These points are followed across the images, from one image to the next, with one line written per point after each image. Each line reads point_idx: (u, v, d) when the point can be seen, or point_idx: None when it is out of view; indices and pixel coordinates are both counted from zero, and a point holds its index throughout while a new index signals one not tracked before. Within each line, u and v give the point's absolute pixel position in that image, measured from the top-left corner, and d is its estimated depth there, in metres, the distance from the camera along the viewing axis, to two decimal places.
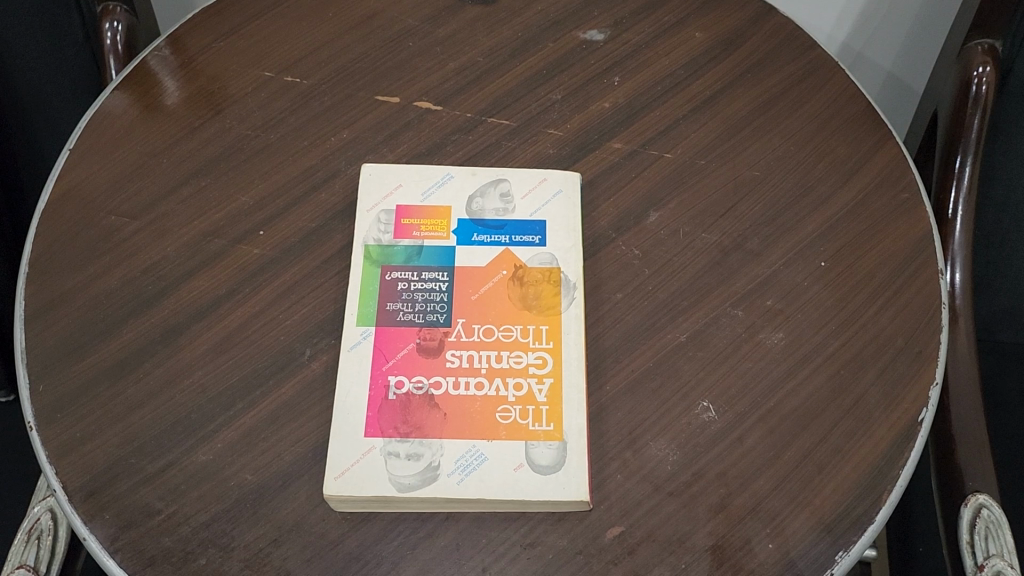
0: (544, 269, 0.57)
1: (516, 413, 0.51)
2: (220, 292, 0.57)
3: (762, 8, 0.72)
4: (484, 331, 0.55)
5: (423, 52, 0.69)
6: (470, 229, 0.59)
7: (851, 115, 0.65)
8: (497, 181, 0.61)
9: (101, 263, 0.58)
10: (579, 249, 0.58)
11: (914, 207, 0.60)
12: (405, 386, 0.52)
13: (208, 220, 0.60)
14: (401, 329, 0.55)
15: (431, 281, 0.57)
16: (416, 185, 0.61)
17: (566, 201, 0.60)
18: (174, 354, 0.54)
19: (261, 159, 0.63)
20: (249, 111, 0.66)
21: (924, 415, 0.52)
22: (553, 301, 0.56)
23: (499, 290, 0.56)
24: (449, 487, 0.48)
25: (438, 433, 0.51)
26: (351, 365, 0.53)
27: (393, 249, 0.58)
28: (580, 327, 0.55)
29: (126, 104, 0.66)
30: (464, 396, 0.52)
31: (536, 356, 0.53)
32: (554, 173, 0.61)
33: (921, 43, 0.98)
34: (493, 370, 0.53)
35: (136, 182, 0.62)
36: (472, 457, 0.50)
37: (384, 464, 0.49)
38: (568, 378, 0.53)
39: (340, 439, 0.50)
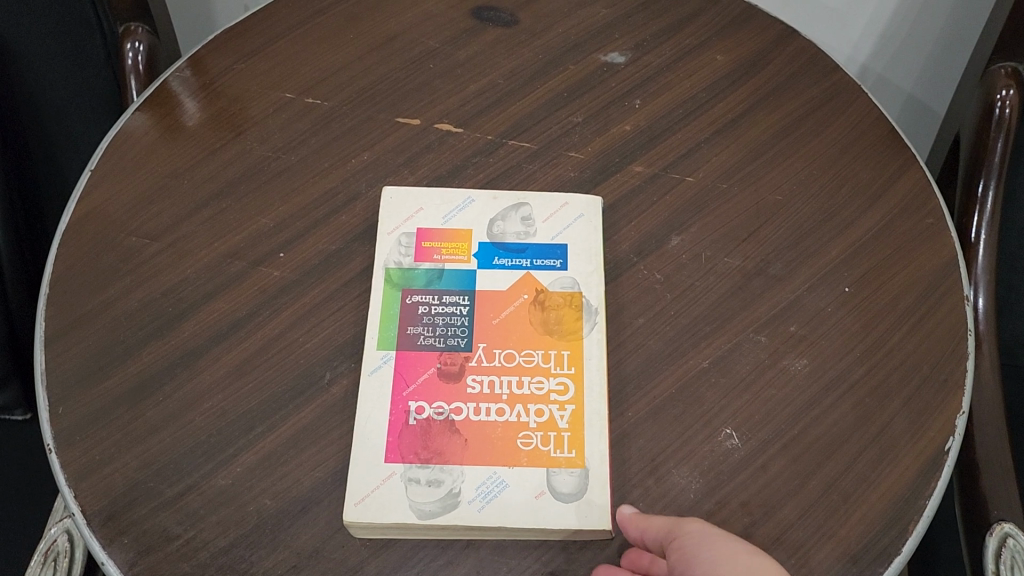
0: (565, 293, 0.57)
1: (537, 439, 0.51)
2: (240, 314, 0.57)
3: (784, 30, 0.71)
4: (505, 356, 0.54)
5: (444, 74, 0.69)
6: (491, 253, 0.58)
7: (874, 140, 0.65)
8: (518, 205, 0.61)
9: (121, 284, 0.58)
10: (600, 273, 0.57)
11: (939, 233, 0.60)
12: (426, 412, 0.52)
13: (228, 242, 0.60)
14: (421, 353, 0.54)
15: (452, 305, 0.56)
16: (437, 208, 0.61)
17: (587, 225, 0.59)
18: (193, 378, 0.54)
19: (282, 181, 0.63)
20: (269, 132, 0.66)
21: (951, 444, 0.51)
22: (575, 326, 0.55)
23: (520, 315, 0.56)
24: (470, 515, 0.48)
25: (459, 460, 0.50)
26: (371, 390, 0.53)
27: (414, 273, 0.58)
28: (601, 352, 0.54)
29: (147, 125, 0.67)
30: (485, 422, 0.52)
31: (558, 382, 0.53)
32: (576, 197, 0.61)
33: (944, 65, 0.97)
34: (514, 396, 0.53)
35: (156, 203, 0.62)
36: (493, 484, 0.49)
37: (404, 491, 0.49)
38: (590, 406, 0.52)
39: (360, 465, 0.50)
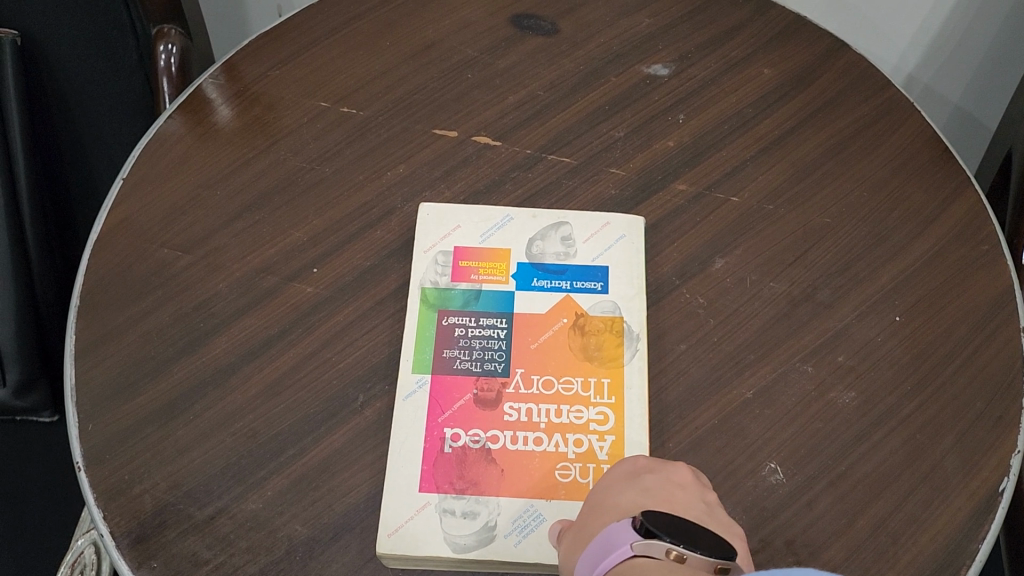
0: (606, 317, 0.55)
1: (576, 471, 0.50)
2: (272, 331, 0.55)
3: (833, 43, 0.69)
4: (544, 382, 0.53)
5: (482, 84, 0.67)
6: (530, 274, 0.57)
7: (926, 161, 0.62)
8: (558, 224, 0.59)
9: (153, 298, 0.57)
10: (642, 298, 0.56)
11: (993, 261, 0.57)
12: (461, 440, 0.51)
13: (261, 256, 0.59)
14: (457, 377, 0.53)
15: (489, 328, 0.55)
16: (474, 226, 0.59)
17: (629, 247, 0.58)
18: (224, 397, 0.53)
19: (316, 193, 0.62)
20: (304, 142, 0.64)
21: (1005, 485, 0.49)
22: (615, 352, 0.54)
23: (559, 339, 0.54)
24: (506, 550, 0.47)
25: (495, 491, 0.49)
26: (406, 415, 0.52)
27: (450, 293, 0.56)
28: (643, 380, 0.52)
29: (180, 132, 0.66)
30: (523, 452, 0.50)
31: (597, 412, 0.52)
32: (617, 217, 0.59)
33: (996, 74, 0.95)
34: (552, 425, 0.51)
35: (188, 215, 0.61)
36: (530, 517, 0.48)
37: (439, 522, 0.48)
38: (630, 437, 0.51)
39: (393, 493, 0.49)
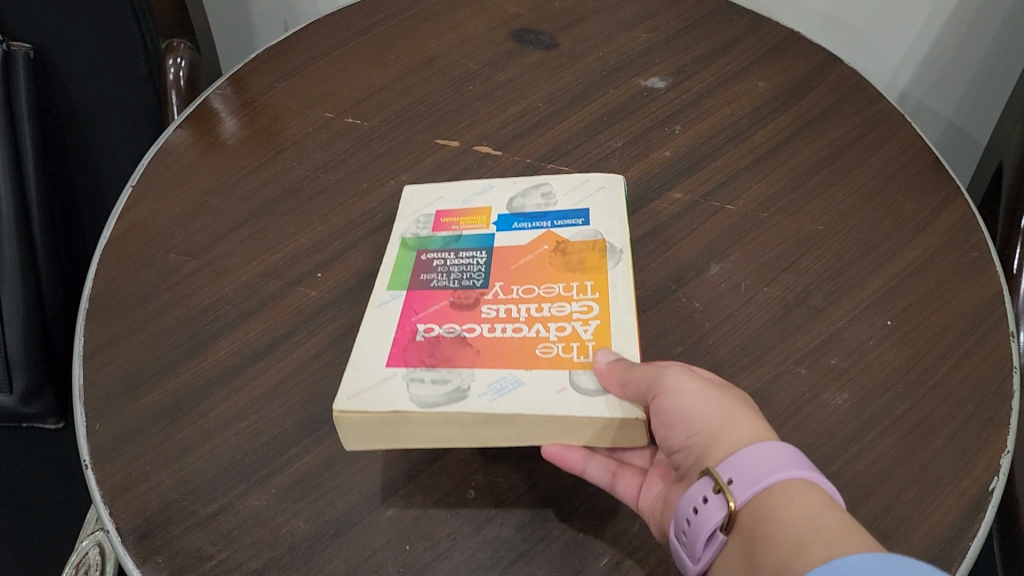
0: (588, 241, 0.54)
1: (558, 349, 0.47)
2: (278, 334, 0.57)
3: (825, 59, 0.72)
4: (521, 289, 0.51)
5: (484, 96, 0.69)
6: (510, 221, 0.57)
7: (915, 170, 0.64)
8: (539, 185, 0.60)
9: (161, 301, 0.58)
10: (623, 225, 0.55)
11: (983, 267, 0.58)
12: (434, 332, 0.49)
13: (266, 261, 0.60)
14: (433, 292, 0.52)
15: (468, 260, 0.54)
16: (457, 195, 0.60)
17: (609, 195, 0.58)
18: (229, 398, 0.54)
19: (321, 200, 0.63)
20: (309, 151, 0.67)
21: (997, 484, 0.48)
22: (598, 263, 0.52)
23: (542, 260, 0.53)
24: (480, 407, 0.44)
25: (470, 363, 0.47)
26: (380, 318, 0.51)
27: (430, 239, 0.56)
28: (628, 282, 0.51)
29: (187, 142, 0.68)
30: (500, 337, 0.48)
31: (582, 305, 0.50)
32: (598, 177, 0.59)
33: (984, 97, 0.98)
34: (533, 318, 0.49)
35: (196, 220, 0.63)
36: (507, 382, 0.45)
37: (405, 388, 0.45)
38: (616, 320, 0.48)
39: (360, 369, 0.47)
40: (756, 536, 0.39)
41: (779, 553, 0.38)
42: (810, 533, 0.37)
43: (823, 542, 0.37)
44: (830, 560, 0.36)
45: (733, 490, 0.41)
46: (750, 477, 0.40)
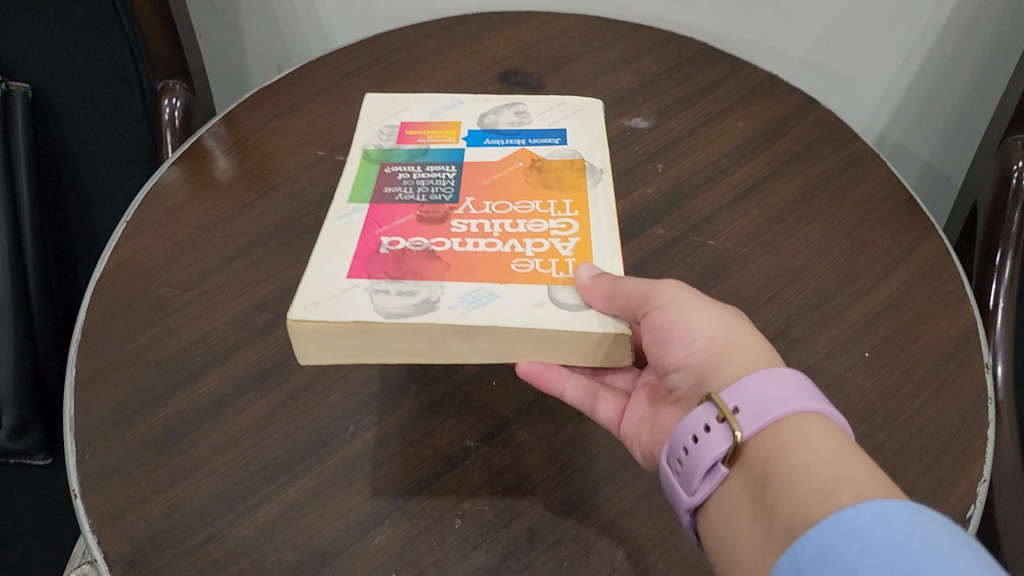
0: (564, 161, 0.56)
1: (535, 264, 0.49)
2: (268, 365, 0.57)
3: (803, 101, 0.74)
4: (492, 204, 0.53)
5: None
6: (481, 137, 0.59)
7: (891, 207, 0.66)
8: (511, 104, 0.62)
9: (152, 333, 0.59)
10: (601, 144, 0.58)
11: (957, 300, 0.60)
12: (400, 245, 0.50)
13: (256, 294, 0.61)
14: (398, 206, 0.54)
15: (436, 172, 0.56)
16: (423, 108, 0.62)
17: (585, 116, 0.61)
18: (218, 428, 0.54)
19: (312, 235, 0.65)
20: (301, 188, 0.68)
21: (973, 513, 0.49)
22: (575, 182, 0.55)
23: (514, 176, 0.56)
24: (453, 318, 0.45)
25: (440, 277, 0.48)
26: (341, 229, 0.52)
27: (394, 152, 0.58)
28: (606, 202, 0.54)
29: (181, 180, 0.70)
30: (472, 252, 0.50)
31: (559, 223, 0.52)
32: (573, 98, 0.63)
33: (957, 137, 1.03)
34: (507, 234, 0.51)
35: (188, 255, 0.64)
36: (481, 295, 0.47)
37: (368, 299, 0.46)
38: (594, 240, 0.51)
39: (320, 280, 0.48)
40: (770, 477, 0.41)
41: (799, 500, 0.39)
42: (830, 486, 0.39)
43: (841, 491, 0.39)
44: (846, 510, 0.37)
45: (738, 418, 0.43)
46: (758, 410, 0.43)
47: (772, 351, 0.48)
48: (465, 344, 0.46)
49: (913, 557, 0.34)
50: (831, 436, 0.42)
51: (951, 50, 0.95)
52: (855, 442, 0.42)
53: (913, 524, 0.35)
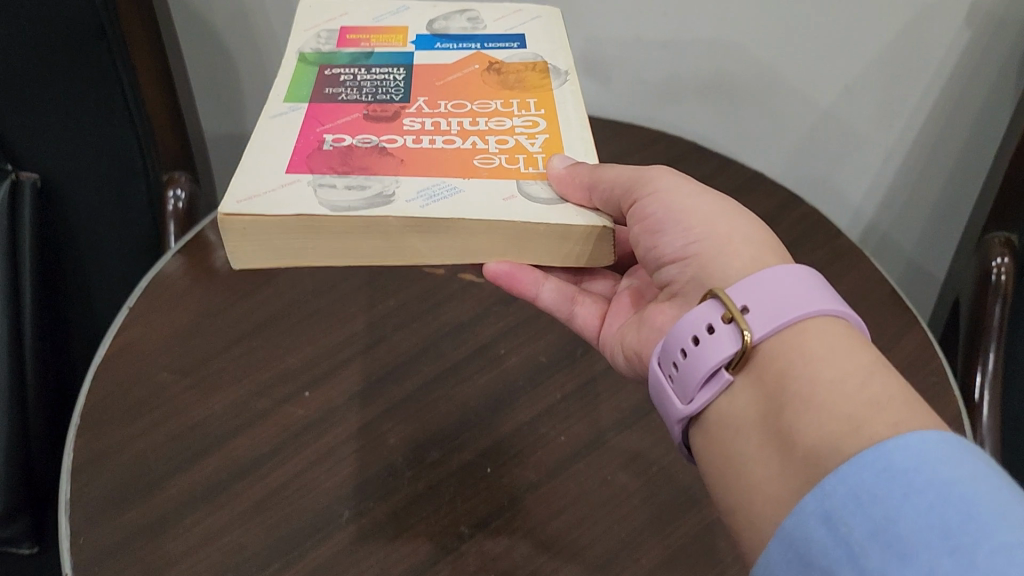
0: (519, 66, 0.65)
1: (498, 160, 0.56)
2: (265, 450, 0.58)
3: (788, 198, 0.77)
4: (443, 104, 0.61)
5: None
6: (430, 42, 0.68)
7: (876, 299, 0.68)
8: (463, 12, 0.72)
9: (150, 418, 0.60)
10: (560, 49, 0.68)
11: (943, 389, 0.61)
12: (345, 143, 0.56)
13: (254, 380, 0.62)
14: (342, 106, 0.60)
15: (384, 75, 0.64)
16: (363, 14, 0.71)
17: (542, 23, 0.71)
18: (213, 513, 0.54)
19: (310, 324, 0.67)
20: (301, 277, 0.71)
21: None
22: (534, 84, 0.63)
23: (470, 77, 0.64)
24: (413, 210, 0.50)
25: (394, 172, 0.53)
26: (282, 125, 0.58)
27: (336, 56, 0.66)
28: (569, 98, 0.62)
29: (180, 270, 0.71)
30: (430, 149, 0.56)
31: (520, 122, 0.60)
32: (527, 9, 0.73)
33: (944, 226, 1.07)
34: (465, 133, 0.58)
35: (189, 341, 0.65)
36: (444, 191, 0.52)
37: (313, 193, 0.51)
38: (557, 135, 0.59)
39: (261, 177, 0.52)
40: (787, 398, 0.42)
41: (827, 426, 0.40)
42: (863, 414, 0.39)
43: (873, 417, 0.39)
44: (884, 442, 0.37)
45: (747, 320, 0.45)
46: (772, 317, 0.44)
47: (767, 237, 0.51)
48: (432, 232, 0.51)
49: (961, 507, 0.34)
50: (852, 357, 0.43)
51: (928, 150, 1.00)
52: (879, 359, 0.43)
53: (956, 468, 0.36)
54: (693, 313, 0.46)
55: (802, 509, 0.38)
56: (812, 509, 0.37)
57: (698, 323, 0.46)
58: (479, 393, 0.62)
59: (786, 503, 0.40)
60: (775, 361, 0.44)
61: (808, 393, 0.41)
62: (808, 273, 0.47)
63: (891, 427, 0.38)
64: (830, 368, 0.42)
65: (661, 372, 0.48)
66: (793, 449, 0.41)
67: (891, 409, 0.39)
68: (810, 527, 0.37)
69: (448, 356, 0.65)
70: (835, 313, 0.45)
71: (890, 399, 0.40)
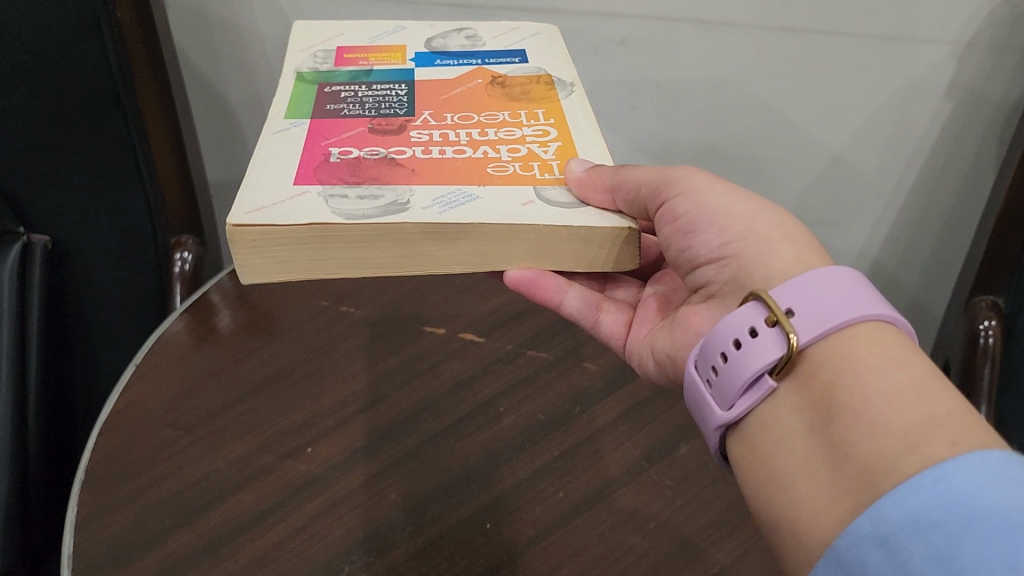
0: (520, 81, 0.69)
1: (511, 168, 0.58)
2: (267, 505, 0.58)
3: None
4: (449, 117, 0.64)
5: (469, 289, 0.79)
6: (429, 58, 0.73)
7: None
8: (460, 31, 0.77)
9: (154, 473, 0.60)
10: (559, 61, 0.73)
11: None
12: (352, 155, 0.58)
13: (258, 437, 0.63)
14: (345, 122, 0.62)
15: (384, 91, 0.67)
16: (357, 38, 0.75)
17: (541, 39, 0.77)
18: (215, 566, 0.54)
19: (313, 381, 0.68)
20: (304, 336, 0.73)
21: None
22: (540, 95, 0.68)
23: (474, 92, 0.68)
24: (432, 216, 0.52)
25: (407, 181, 0.55)
26: (284, 140, 0.60)
27: (334, 73, 0.69)
28: (574, 106, 0.67)
29: (184, 331, 0.73)
30: (440, 159, 0.58)
31: (530, 131, 0.63)
32: (526, 27, 0.79)
33: (945, 255, 1.14)
34: (475, 143, 0.61)
35: (194, 397, 0.66)
36: (461, 198, 0.54)
37: (324, 203, 0.52)
38: (564, 142, 0.62)
39: (270, 192, 0.53)
40: (839, 412, 0.43)
41: (883, 442, 0.40)
42: (919, 431, 0.40)
43: (929, 434, 0.40)
44: (942, 463, 0.38)
45: (791, 324, 0.46)
46: (817, 322, 0.46)
47: (794, 225, 0.54)
48: (455, 236, 0.52)
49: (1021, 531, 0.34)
50: (906, 371, 0.43)
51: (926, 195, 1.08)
52: (933, 374, 0.43)
53: (1016, 493, 0.35)
54: (735, 316, 0.48)
55: (855, 532, 0.38)
56: (865, 533, 0.38)
57: (740, 327, 0.47)
58: (479, 450, 0.63)
59: (836, 520, 0.41)
60: (822, 371, 0.45)
61: (859, 405, 0.42)
62: (854, 277, 0.48)
63: (948, 446, 0.39)
64: (882, 381, 0.43)
65: (702, 378, 0.50)
66: (843, 463, 0.42)
67: (949, 428, 0.40)
68: (863, 550, 0.37)
69: (449, 412, 0.66)
70: (883, 318, 0.46)
71: (946, 414, 0.41)
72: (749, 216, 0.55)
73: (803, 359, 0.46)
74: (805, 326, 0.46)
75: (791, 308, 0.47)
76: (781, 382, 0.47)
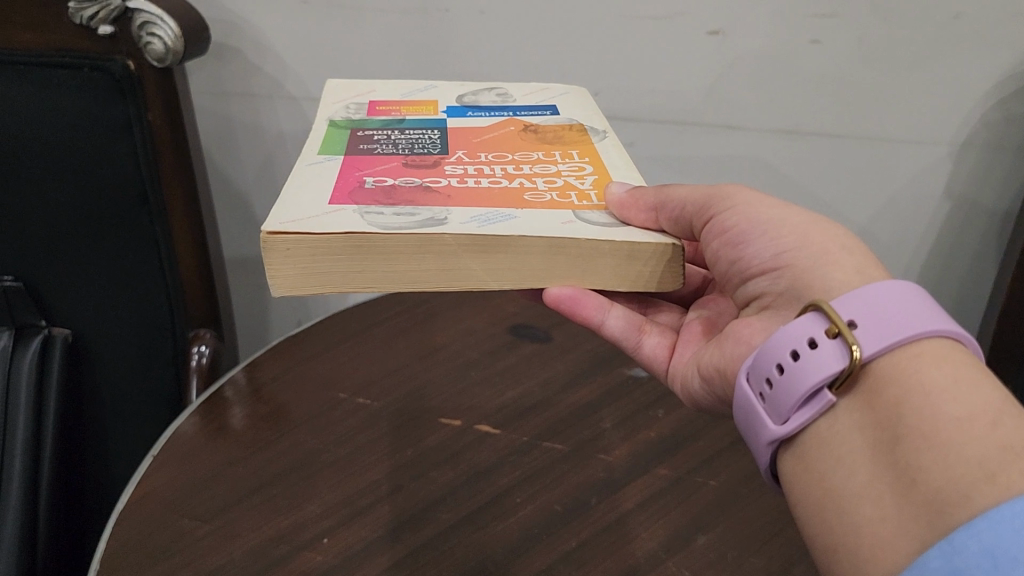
0: (551, 129, 0.73)
1: (546, 195, 0.60)
2: None
3: None
4: (484, 156, 0.67)
5: (484, 381, 0.80)
6: (461, 110, 0.77)
7: None
8: (492, 89, 0.82)
9: (169, 563, 0.59)
10: (591, 114, 0.77)
11: None
12: (386, 183, 0.60)
13: (274, 526, 0.63)
14: (379, 158, 0.65)
15: (417, 135, 0.70)
16: (389, 93, 0.79)
17: (571, 96, 0.82)
18: None
19: (330, 472, 0.69)
20: (322, 428, 0.74)
21: None
22: (574, 141, 0.71)
23: (512, 137, 0.71)
24: (473, 229, 0.53)
25: (445, 203, 0.57)
26: (321, 170, 0.62)
27: (366, 121, 0.72)
28: (608, 148, 0.70)
29: (199, 425, 0.73)
30: (473, 189, 0.60)
31: (564, 168, 0.66)
32: (555, 87, 0.83)
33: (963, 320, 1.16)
34: (511, 176, 0.63)
35: (211, 489, 0.66)
36: (501, 217, 0.55)
37: (359, 218, 0.53)
38: (601, 175, 0.64)
39: (303, 209, 0.54)
40: (908, 434, 0.43)
41: (956, 466, 0.40)
42: (993, 456, 0.39)
43: (1003, 458, 0.39)
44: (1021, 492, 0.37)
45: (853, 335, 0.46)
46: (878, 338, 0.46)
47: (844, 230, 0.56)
48: (494, 251, 0.53)
49: None
50: (978, 396, 0.43)
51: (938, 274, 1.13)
52: (1007, 400, 0.43)
53: None
54: (794, 328, 0.49)
55: (926, 563, 0.37)
56: (938, 566, 0.37)
57: (797, 338, 0.48)
58: (495, 540, 0.62)
59: (903, 545, 0.40)
60: (888, 393, 0.45)
61: (930, 427, 0.42)
62: (916, 290, 0.48)
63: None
64: (955, 405, 0.42)
65: (758, 394, 0.51)
66: (912, 487, 0.41)
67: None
68: None
69: (466, 503, 0.66)
70: (948, 335, 0.46)
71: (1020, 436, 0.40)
72: (799, 224, 0.57)
73: (866, 377, 0.46)
74: (865, 333, 0.47)
75: (853, 319, 0.47)
76: (839, 397, 0.47)
